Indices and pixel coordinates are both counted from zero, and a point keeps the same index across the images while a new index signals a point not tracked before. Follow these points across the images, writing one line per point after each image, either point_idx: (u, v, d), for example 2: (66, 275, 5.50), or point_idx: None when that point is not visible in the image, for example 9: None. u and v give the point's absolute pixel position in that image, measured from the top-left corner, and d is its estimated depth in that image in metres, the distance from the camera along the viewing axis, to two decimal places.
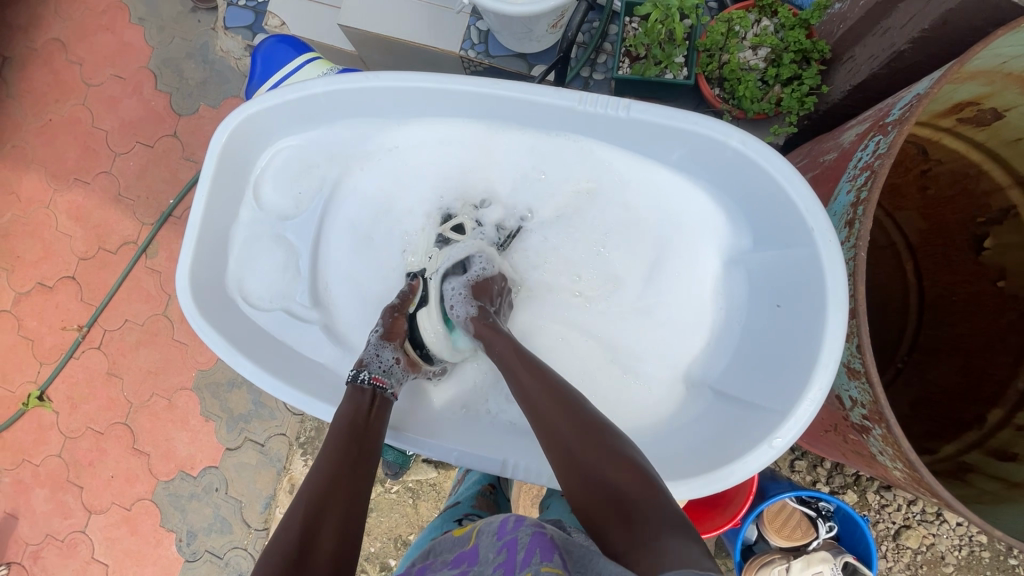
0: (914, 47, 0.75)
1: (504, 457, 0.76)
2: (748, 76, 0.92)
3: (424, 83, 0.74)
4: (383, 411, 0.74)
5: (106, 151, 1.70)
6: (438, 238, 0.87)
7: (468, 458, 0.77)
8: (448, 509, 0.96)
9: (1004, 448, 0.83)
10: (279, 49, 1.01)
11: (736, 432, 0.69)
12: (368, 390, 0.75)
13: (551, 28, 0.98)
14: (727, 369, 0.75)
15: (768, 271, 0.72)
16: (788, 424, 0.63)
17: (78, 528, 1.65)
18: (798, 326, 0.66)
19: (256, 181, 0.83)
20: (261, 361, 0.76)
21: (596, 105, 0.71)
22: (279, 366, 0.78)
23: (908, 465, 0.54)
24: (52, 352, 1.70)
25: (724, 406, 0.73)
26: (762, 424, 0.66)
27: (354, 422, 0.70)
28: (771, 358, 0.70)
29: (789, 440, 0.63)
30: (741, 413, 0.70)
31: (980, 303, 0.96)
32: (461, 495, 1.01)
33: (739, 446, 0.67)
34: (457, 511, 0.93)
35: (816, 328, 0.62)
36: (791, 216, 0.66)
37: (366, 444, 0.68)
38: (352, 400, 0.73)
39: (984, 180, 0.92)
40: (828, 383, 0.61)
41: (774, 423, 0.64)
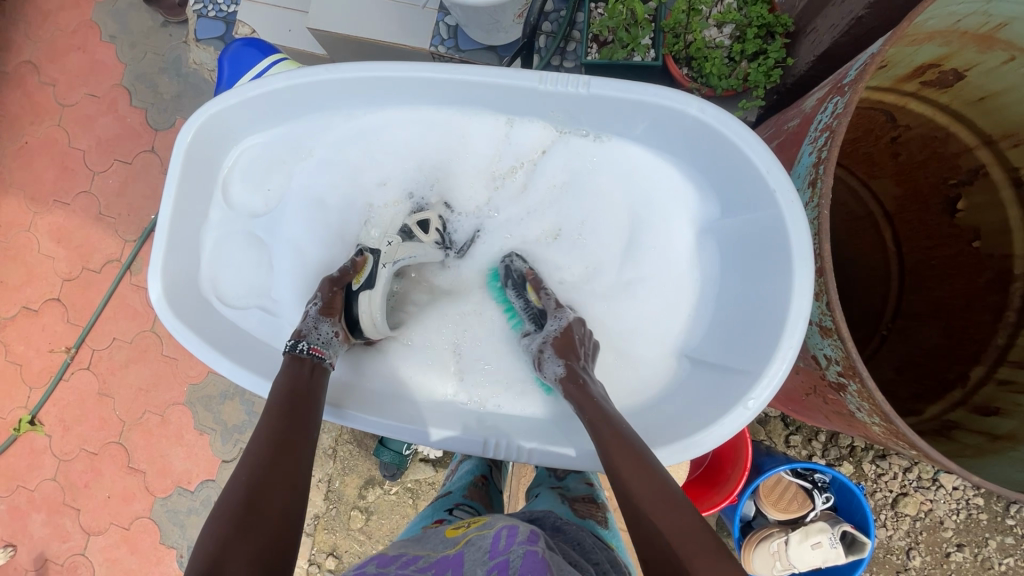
0: (872, 12, 0.76)
1: (484, 436, 0.78)
2: (714, 54, 0.93)
3: (387, 72, 0.74)
4: (320, 381, 0.73)
5: (85, 170, 1.69)
6: (401, 227, 0.86)
7: (446, 440, 0.77)
8: (438, 499, 0.95)
9: (987, 403, 0.84)
10: (245, 52, 1.01)
11: (713, 397, 0.69)
12: (306, 359, 0.74)
13: (517, 18, 0.98)
14: (706, 337, 0.76)
15: (735, 238, 0.73)
16: (761, 385, 0.63)
17: (77, 551, 1.63)
18: (766, 289, 0.67)
19: (226, 182, 0.83)
20: (237, 358, 0.76)
21: (558, 83, 0.72)
22: (257, 363, 0.78)
23: (884, 418, 0.54)
24: (42, 376, 1.69)
25: (701, 373, 0.74)
26: (736, 387, 0.67)
27: (296, 386, 0.71)
28: (743, 322, 0.70)
29: (762, 401, 0.63)
30: (717, 377, 0.71)
31: (958, 263, 0.97)
32: (452, 486, 1.00)
33: (715, 409, 0.67)
34: (446, 501, 0.93)
35: (782, 289, 0.63)
36: (753, 181, 0.67)
37: (308, 407, 0.69)
38: (290, 370, 0.72)
39: (952, 142, 0.93)
40: (797, 341, 0.62)
41: (748, 384, 0.65)
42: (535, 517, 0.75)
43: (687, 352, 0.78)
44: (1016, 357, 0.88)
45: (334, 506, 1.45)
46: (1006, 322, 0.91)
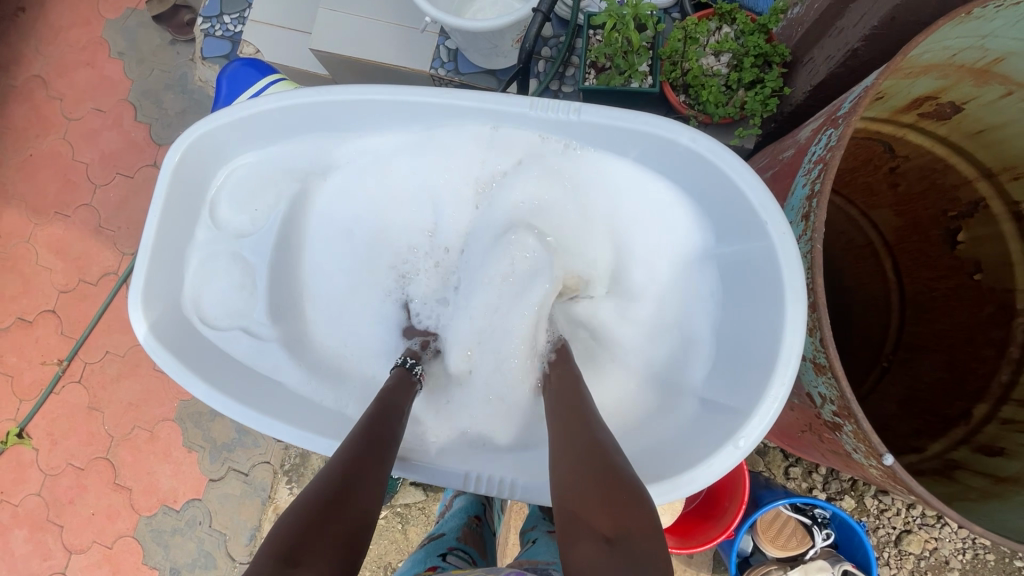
0: (867, 45, 0.76)
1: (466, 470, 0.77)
2: (711, 82, 0.93)
3: (378, 96, 0.74)
4: (406, 398, 0.75)
5: (86, 183, 1.71)
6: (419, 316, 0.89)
7: (433, 475, 0.76)
8: (431, 541, 0.94)
9: (990, 443, 0.81)
10: (243, 72, 1.02)
11: (702, 433, 0.67)
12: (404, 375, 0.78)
13: (514, 43, 1.01)
14: (697, 369, 0.73)
15: (729, 268, 0.71)
16: (751, 424, 0.61)
17: (58, 570, 1.60)
18: (758, 322, 0.65)
19: (213, 201, 0.81)
20: (216, 381, 0.76)
21: (548, 109, 0.72)
22: (238, 387, 0.78)
23: (881, 462, 0.51)
24: (32, 388, 1.67)
25: (695, 408, 0.71)
26: (727, 423, 0.65)
27: (393, 399, 0.73)
28: (737, 356, 0.68)
29: (752, 439, 0.61)
30: (712, 413, 0.68)
31: (959, 296, 0.96)
32: (444, 528, 0.98)
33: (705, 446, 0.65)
34: (439, 545, 0.91)
35: (774, 323, 0.61)
36: (745, 212, 0.65)
37: (398, 422, 0.71)
38: (400, 384, 0.76)
39: (952, 173, 0.92)
40: (790, 376, 0.60)
41: (738, 422, 0.63)
42: (537, 571, 0.71)
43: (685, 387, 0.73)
44: (1019, 394, 0.85)
45: None
46: (1009, 358, 0.89)
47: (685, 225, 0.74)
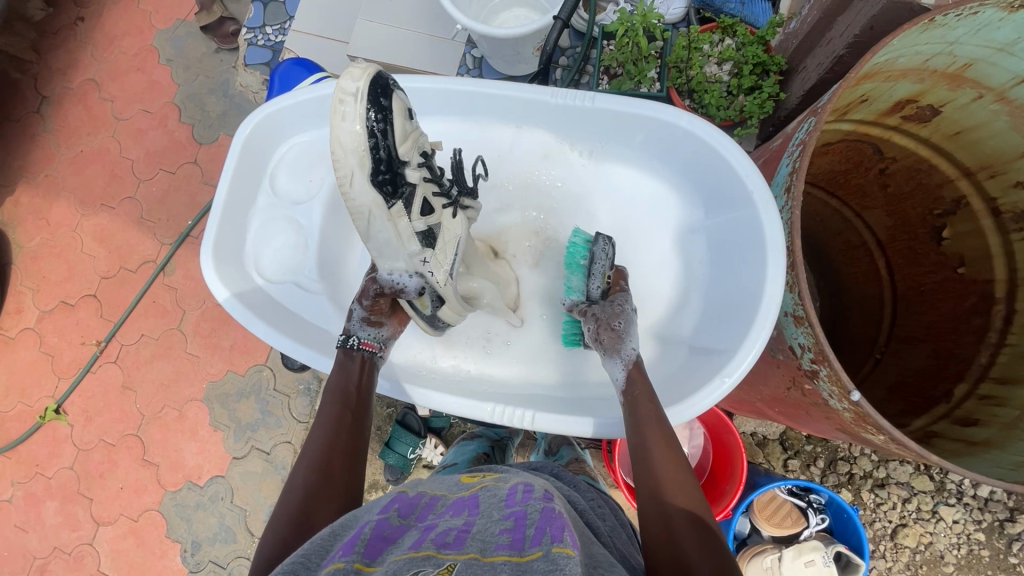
0: (852, 50, 0.85)
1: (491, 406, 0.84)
2: (713, 87, 1.03)
3: (422, 83, 0.85)
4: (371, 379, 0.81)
5: (131, 178, 1.83)
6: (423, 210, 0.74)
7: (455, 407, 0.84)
8: (444, 469, 0.97)
9: (967, 416, 0.87)
10: (294, 71, 1.13)
11: (695, 377, 0.76)
12: (357, 355, 0.82)
13: (535, 51, 1.11)
14: (695, 327, 0.82)
15: (721, 234, 0.80)
16: (734, 363, 0.70)
17: (85, 541, 1.67)
18: (743, 279, 0.74)
19: (273, 172, 0.92)
20: (272, 323, 0.85)
21: (567, 97, 0.82)
22: (291, 331, 0.86)
23: (850, 401, 0.58)
24: (71, 367, 1.77)
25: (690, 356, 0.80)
26: (715, 365, 0.74)
27: (346, 388, 0.78)
28: (726, 309, 0.77)
29: (736, 377, 0.70)
30: (705, 359, 0.77)
31: (945, 289, 1.03)
32: (458, 457, 1.01)
33: (695, 385, 0.74)
34: (455, 471, 0.93)
35: (757, 277, 0.69)
36: (734, 184, 0.75)
37: (357, 412, 0.77)
38: (342, 367, 0.80)
39: (935, 173, 1.00)
40: (771, 322, 0.67)
41: (726, 363, 0.71)
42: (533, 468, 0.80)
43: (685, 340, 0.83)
44: (997, 374, 0.91)
45: None
46: (989, 343, 0.95)
47: (691, 198, 0.86)
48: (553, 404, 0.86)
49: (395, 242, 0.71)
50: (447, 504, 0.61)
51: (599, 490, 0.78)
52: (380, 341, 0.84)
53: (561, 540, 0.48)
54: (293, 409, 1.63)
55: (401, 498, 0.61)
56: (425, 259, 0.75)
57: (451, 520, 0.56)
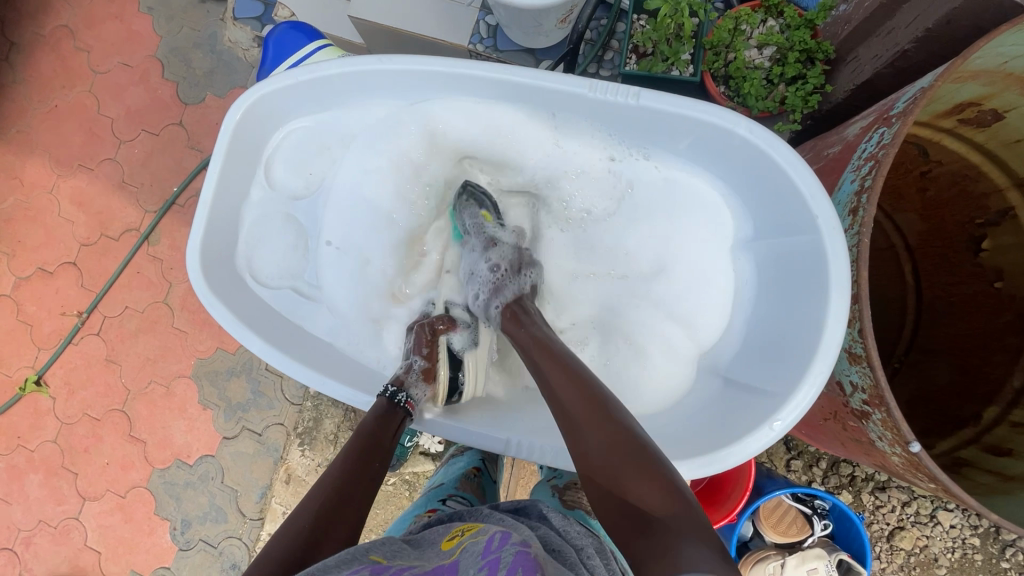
0: (918, 46, 0.76)
1: (507, 435, 0.76)
2: (754, 75, 0.94)
3: (436, 66, 0.75)
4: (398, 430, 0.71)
5: (111, 138, 1.70)
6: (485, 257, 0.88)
7: (476, 439, 0.76)
8: (430, 491, 0.94)
9: (1000, 443, 0.84)
10: (291, 36, 1.02)
11: (736, 416, 0.69)
12: (400, 410, 0.72)
13: (559, 23, 1.00)
14: (735, 355, 0.75)
15: (774, 258, 0.73)
16: (789, 407, 0.63)
17: (71, 515, 1.64)
18: (798, 312, 0.67)
19: (267, 162, 0.83)
20: (268, 337, 0.78)
21: (608, 92, 0.72)
22: (288, 342, 0.79)
23: (906, 449, 0.54)
24: (51, 338, 1.69)
25: (726, 389, 0.74)
26: (761, 406, 0.67)
27: (369, 435, 0.68)
28: (775, 342, 0.70)
29: (789, 423, 0.63)
30: (747, 397, 0.70)
31: (978, 302, 0.97)
32: (444, 477, 0.98)
33: (740, 428, 0.67)
34: (439, 492, 0.91)
35: (817, 313, 0.63)
36: (797, 203, 0.66)
37: (378, 461, 0.66)
38: (382, 416, 0.70)
39: (983, 181, 0.93)
40: (827, 368, 0.61)
41: (775, 405, 0.65)
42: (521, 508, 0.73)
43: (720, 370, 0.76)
44: None
45: None
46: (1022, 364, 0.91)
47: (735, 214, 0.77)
48: None
49: (463, 277, 0.86)
50: (423, 572, 0.55)
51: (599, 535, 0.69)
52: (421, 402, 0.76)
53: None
54: (285, 390, 1.57)
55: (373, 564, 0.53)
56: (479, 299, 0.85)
57: None
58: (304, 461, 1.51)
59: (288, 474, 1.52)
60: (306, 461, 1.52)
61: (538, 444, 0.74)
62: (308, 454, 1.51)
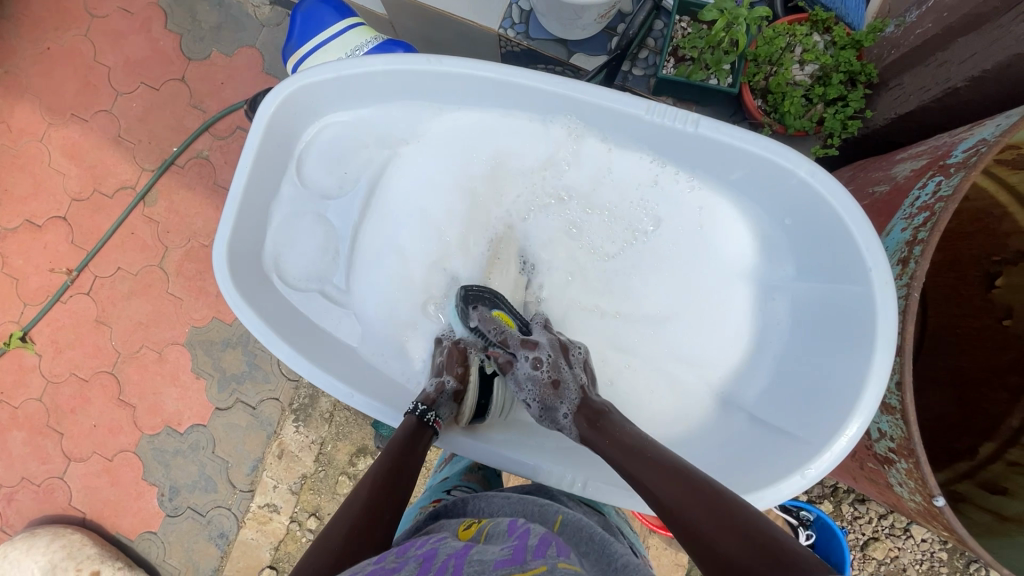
0: (970, 86, 0.75)
1: (535, 461, 0.74)
2: (795, 92, 0.91)
3: (487, 73, 0.73)
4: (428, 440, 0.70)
5: (108, 88, 1.61)
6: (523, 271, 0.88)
7: (502, 460, 0.74)
8: (435, 485, 0.93)
9: (995, 481, 0.86)
10: (319, 9, 0.97)
11: (765, 458, 0.70)
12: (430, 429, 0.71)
13: (599, 18, 0.94)
14: (764, 393, 0.76)
15: (816, 301, 0.73)
16: (822, 456, 0.63)
17: (56, 474, 1.62)
18: (838, 363, 0.67)
19: (300, 157, 0.81)
20: (295, 344, 0.74)
21: (665, 116, 0.71)
22: (316, 351, 0.77)
23: (928, 500, 0.55)
24: (38, 294, 1.63)
25: (753, 428, 0.74)
26: (792, 450, 0.68)
27: (402, 444, 0.67)
28: (810, 387, 0.71)
29: (820, 473, 0.63)
30: (775, 438, 0.71)
31: (983, 337, 0.98)
32: (449, 471, 0.97)
33: (769, 471, 0.67)
34: (444, 484, 0.91)
35: (859, 366, 0.63)
36: (848, 252, 0.66)
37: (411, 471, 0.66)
38: (412, 433, 0.68)
39: (1007, 222, 0.92)
40: (863, 423, 0.62)
41: (809, 453, 0.65)
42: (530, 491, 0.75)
43: (745, 406, 0.77)
44: None
45: (323, 469, 1.49)
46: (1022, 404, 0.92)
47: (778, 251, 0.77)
48: (602, 461, 0.77)
49: (505, 296, 0.86)
50: (446, 542, 0.60)
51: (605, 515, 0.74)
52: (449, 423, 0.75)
53: (566, 555, 0.51)
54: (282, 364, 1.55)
55: (397, 546, 0.58)
56: (517, 324, 0.86)
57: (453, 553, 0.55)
58: (298, 437, 1.51)
59: (281, 449, 1.52)
60: (299, 437, 1.51)
61: (563, 471, 0.73)
62: (302, 430, 1.51)
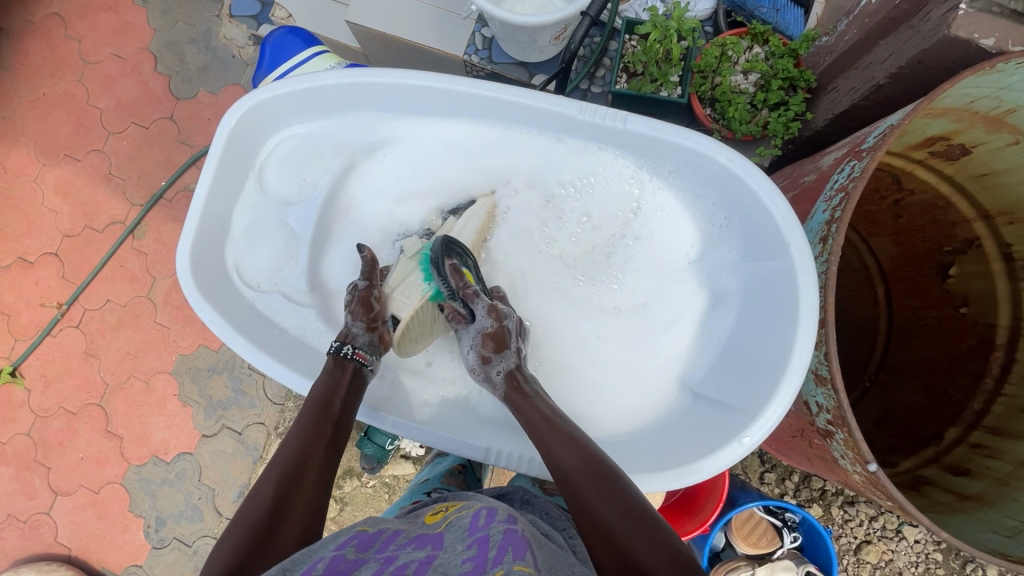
0: (892, 82, 0.80)
1: (487, 444, 0.80)
2: (738, 99, 0.96)
3: (432, 82, 0.79)
4: (354, 390, 0.75)
5: (100, 129, 1.69)
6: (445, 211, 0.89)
7: (455, 445, 0.80)
8: (415, 487, 0.94)
9: (958, 464, 0.87)
10: (288, 41, 1.08)
11: (708, 433, 0.73)
12: (348, 366, 0.76)
13: (554, 40, 0.99)
14: (706, 374, 0.79)
15: (748, 284, 0.77)
16: (755, 426, 0.67)
17: (42, 510, 1.61)
18: (770, 338, 0.71)
19: (262, 166, 0.86)
20: (253, 338, 0.80)
21: (595, 115, 0.77)
22: (277, 349, 0.81)
23: (865, 468, 0.58)
24: (28, 329, 1.66)
25: (694, 406, 0.78)
26: (731, 424, 0.71)
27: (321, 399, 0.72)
28: (746, 363, 0.74)
29: (755, 441, 0.67)
30: (715, 413, 0.75)
31: (943, 326, 1.01)
32: (432, 472, 0.99)
33: (711, 443, 0.71)
34: (426, 485, 0.92)
35: (786, 339, 0.67)
36: (770, 232, 0.71)
37: (337, 431, 0.70)
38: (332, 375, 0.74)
39: (952, 212, 0.96)
40: (796, 389, 0.66)
41: (743, 423, 0.69)
42: (503, 493, 0.77)
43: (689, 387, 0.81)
44: (990, 423, 0.90)
45: None
46: (984, 389, 0.94)
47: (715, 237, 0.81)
48: None
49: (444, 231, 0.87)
50: (408, 537, 0.59)
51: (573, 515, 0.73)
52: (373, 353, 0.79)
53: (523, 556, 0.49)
54: (267, 390, 1.56)
55: (360, 534, 0.57)
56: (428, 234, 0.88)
57: (412, 553, 0.54)
58: None
59: None
60: None
61: (515, 453, 0.78)
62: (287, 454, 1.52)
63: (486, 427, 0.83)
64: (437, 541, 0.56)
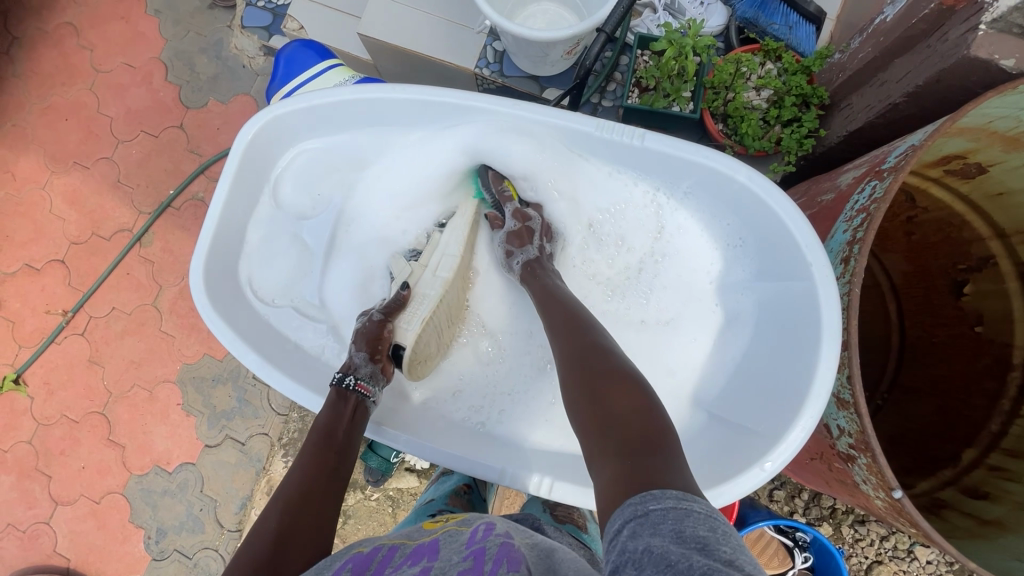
0: (908, 101, 0.80)
1: (503, 465, 0.78)
2: (751, 116, 0.96)
3: (448, 99, 0.79)
4: (363, 419, 0.74)
5: (109, 137, 1.69)
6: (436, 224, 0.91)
7: (469, 466, 0.78)
8: (421, 506, 0.93)
9: (976, 487, 0.86)
10: (302, 53, 1.08)
11: (728, 456, 0.72)
12: (352, 397, 0.74)
13: (566, 55, 0.99)
14: (722, 394, 0.79)
15: (767, 304, 0.77)
16: (777, 451, 0.66)
17: (42, 519, 1.60)
18: (791, 360, 0.70)
19: (276, 181, 0.86)
20: (265, 353, 0.79)
21: (614, 132, 0.76)
22: (288, 364, 0.80)
23: (890, 495, 0.57)
24: (33, 336, 1.66)
25: (712, 426, 0.77)
26: (751, 448, 0.70)
27: (332, 426, 0.70)
28: (765, 384, 0.74)
29: (777, 465, 0.66)
30: (734, 434, 0.74)
31: (958, 345, 1.00)
32: (436, 493, 0.97)
33: (731, 467, 0.70)
34: (429, 507, 0.90)
35: (807, 363, 0.66)
36: (791, 252, 0.71)
37: (342, 459, 0.69)
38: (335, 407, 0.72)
39: (967, 230, 0.94)
40: (819, 413, 0.64)
41: (765, 447, 0.68)
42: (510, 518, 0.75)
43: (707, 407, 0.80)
44: (1008, 445, 0.89)
45: None
46: (1000, 409, 0.93)
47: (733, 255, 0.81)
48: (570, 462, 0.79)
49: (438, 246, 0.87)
50: (404, 553, 0.57)
51: (586, 547, 0.72)
52: (377, 383, 0.78)
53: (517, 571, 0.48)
54: (272, 400, 1.55)
55: (355, 555, 0.56)
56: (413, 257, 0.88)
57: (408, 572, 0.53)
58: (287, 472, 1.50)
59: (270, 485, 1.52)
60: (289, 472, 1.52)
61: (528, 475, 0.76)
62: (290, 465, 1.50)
63: (499, 449, 0.81)
64: (432, 554, 0.55)
